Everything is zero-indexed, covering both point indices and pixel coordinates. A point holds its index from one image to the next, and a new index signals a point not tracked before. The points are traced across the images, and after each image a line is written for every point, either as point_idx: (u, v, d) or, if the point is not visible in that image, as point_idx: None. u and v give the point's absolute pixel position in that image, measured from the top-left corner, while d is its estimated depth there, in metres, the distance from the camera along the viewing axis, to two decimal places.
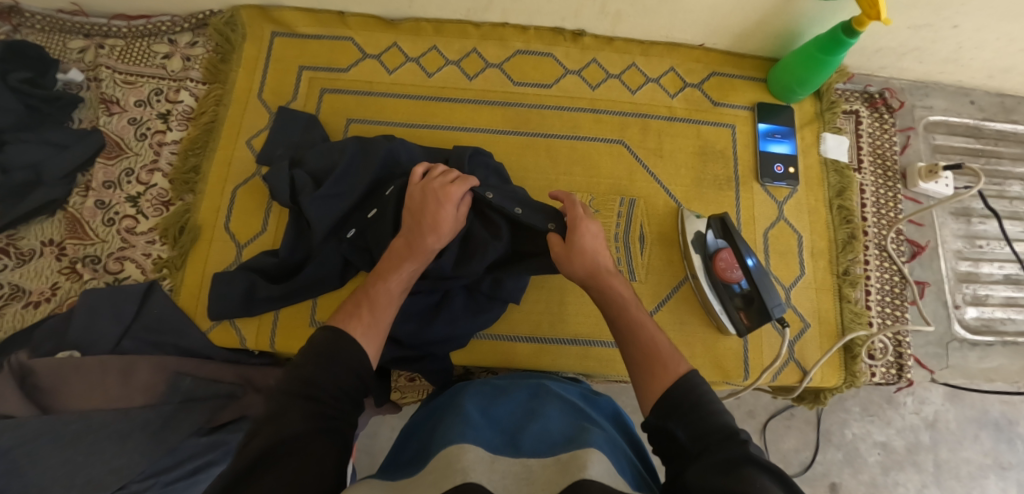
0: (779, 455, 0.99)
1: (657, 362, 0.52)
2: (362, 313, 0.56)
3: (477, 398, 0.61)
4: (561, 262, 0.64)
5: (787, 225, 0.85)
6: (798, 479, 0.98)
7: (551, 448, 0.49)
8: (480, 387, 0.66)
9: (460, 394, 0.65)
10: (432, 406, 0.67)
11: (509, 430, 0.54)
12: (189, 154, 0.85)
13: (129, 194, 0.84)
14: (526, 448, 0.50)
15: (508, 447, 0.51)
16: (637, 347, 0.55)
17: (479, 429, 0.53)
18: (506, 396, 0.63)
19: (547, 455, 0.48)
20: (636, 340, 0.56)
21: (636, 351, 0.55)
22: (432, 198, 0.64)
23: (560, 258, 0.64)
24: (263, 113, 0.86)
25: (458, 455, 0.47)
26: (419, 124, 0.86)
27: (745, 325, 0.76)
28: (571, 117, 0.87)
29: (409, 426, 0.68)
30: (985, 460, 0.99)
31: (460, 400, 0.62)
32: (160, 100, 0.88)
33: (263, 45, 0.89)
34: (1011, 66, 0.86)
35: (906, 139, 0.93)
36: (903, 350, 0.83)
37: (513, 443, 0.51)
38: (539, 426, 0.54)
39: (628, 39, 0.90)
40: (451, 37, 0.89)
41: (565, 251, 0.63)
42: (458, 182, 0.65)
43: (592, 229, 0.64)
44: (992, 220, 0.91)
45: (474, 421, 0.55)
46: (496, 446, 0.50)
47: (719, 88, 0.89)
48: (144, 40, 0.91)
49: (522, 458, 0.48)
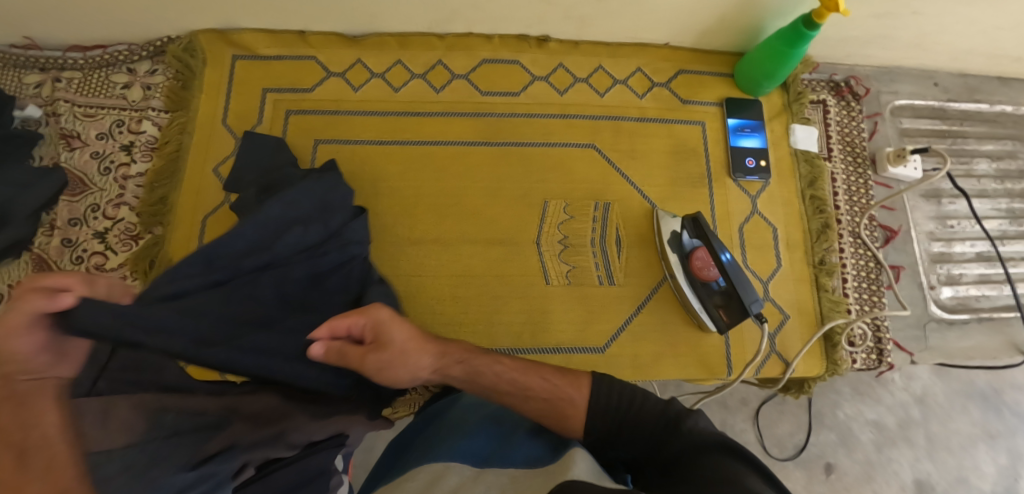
0: (774, 440, 0.99)
1: (562, 406, 0.55)
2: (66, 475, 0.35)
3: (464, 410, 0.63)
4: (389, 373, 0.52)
5: (761, 219, 0.86)
6: (793, 461, 0.98)
7: (535, 461, 0.51)
8: (468, 396, 0.67)
9: (447, 406, 0.65)
10: (420, 415, 0.68)
11: (495, 441, 0.56)
12: (155, 186, 0.83)
13: (95, 230, 0.82)
14: (511, 461, 0.52)
15: (494, 459, 0.52)
16: (538, 401, 0.56)
17: (466, 445, 0.55)
18: (492, 405, 0.64)
19: (530, 467, 0.50)
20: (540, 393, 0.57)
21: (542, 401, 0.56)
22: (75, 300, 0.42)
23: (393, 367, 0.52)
24: (229, 139, 0.85)
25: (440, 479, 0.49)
26: (389, 140, 0.85)
27: (725, 321, 0.77)
28: (542, 123, 0.87)
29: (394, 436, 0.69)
30: (974, 430, 1.01)
31: (448, 413, 0.63)
32: (122, 132, 0.86)
33: (224, 70, 0.88)
34: (972, 47, 0.87)
35: (874, 125, 0.93)
36: (882, 335, 0.84)
37: (500, 456, 0.53)
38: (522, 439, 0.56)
39: (594, 42, 0.89)
40: (416, 50, 0.88)
41: (390, 359, 0.52)
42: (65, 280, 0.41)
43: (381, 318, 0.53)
44: (961, 199, 0.92)
45: (462, 437, 0.56)
46: (483, 460, 0.52)
47: (687, 86, 0.89)
48: (103, 71, 0.89)
49: (508, 471, 0.50)
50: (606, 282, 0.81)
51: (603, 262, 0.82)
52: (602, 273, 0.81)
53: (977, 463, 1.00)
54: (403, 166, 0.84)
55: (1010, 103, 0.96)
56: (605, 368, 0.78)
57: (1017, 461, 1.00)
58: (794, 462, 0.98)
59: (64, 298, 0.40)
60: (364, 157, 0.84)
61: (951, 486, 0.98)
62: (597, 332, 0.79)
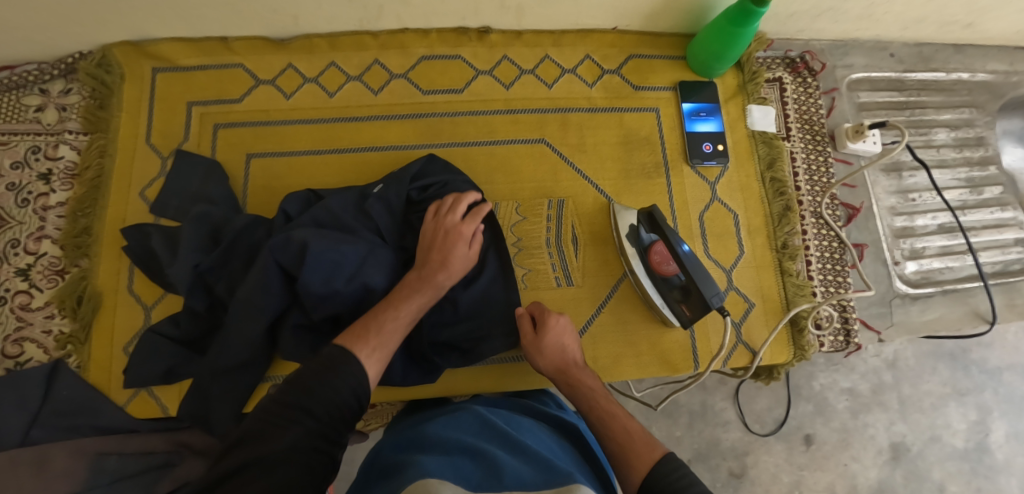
0: (754, 416, 0.98)
1: (632, 451, 0.54)
2: (367, 336, 0.55)
3: (454, 430, 0.58)
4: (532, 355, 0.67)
5: (721, 206, 0.83)
6: (775, 436, 0.98)
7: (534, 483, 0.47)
8: (455, 416, 0.62)
9: (435, 425, 0.60)
10: (404, 434, 0.62)
11: (489, 454, 0.51)
12: (78, 215, 0.78)
13: (17, 267, 0.76)
14: (511, 479, 0.47)
15: (490, 479, 0.47)
16: (612, 436, 0.57)
17: (459, 462, 0.49)
18: (482, 426, 0.59)
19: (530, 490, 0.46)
20: (617, 425, 0.58)
21: (615, 443, 0.56)
22: (444, 238, 0.66)
23: (531, 351, 0.67)
24: (155, 159, 0.80)
25: (440, 483, 0.43)
26: (325, 149, 0.81)
27: (686, 314, 0.73)
28: (486, 121, 0.83)
29: (372, 451, 0.61)
30: (945, 390, 1.01)
31: (433, 430, 0.58)
32: (38, 159, 0.80)
33: (145, 84, 0.82)
34: (923, 16, 0.84)
35: (831, 101, 0.91)
36: (848, 315, 0.83)
37: (497, 475, 0.47)
38: (517, 460, 0.51)
39: (537, 31, 0.85)
40: (349, 51, 0.83)
41: (536, 343, 0.67)
42: (468, 219, 0.68)
43: (563, 322, 0.69)
44: (920, 172, 0.91)
45: (453, 454, 0.51)
46: (477, 482, 0.47)
47: (637, 71, 0.86)
48: (11, 93, 0.81)
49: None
50: (564, 284, 0.78)
51: (560, 263, 0.79)
52: (559, 274, 0.78)
53: (949, 421, 1.01)
54: (342, 177, 0.80)
55: (965, 70, 0.95)
56: None
57: (987, 416, 1.01)
58: (775, 436, 0.98)
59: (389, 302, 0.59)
60: (301, 169, 0.80)
61: (925, 446, 0.99)
62: None
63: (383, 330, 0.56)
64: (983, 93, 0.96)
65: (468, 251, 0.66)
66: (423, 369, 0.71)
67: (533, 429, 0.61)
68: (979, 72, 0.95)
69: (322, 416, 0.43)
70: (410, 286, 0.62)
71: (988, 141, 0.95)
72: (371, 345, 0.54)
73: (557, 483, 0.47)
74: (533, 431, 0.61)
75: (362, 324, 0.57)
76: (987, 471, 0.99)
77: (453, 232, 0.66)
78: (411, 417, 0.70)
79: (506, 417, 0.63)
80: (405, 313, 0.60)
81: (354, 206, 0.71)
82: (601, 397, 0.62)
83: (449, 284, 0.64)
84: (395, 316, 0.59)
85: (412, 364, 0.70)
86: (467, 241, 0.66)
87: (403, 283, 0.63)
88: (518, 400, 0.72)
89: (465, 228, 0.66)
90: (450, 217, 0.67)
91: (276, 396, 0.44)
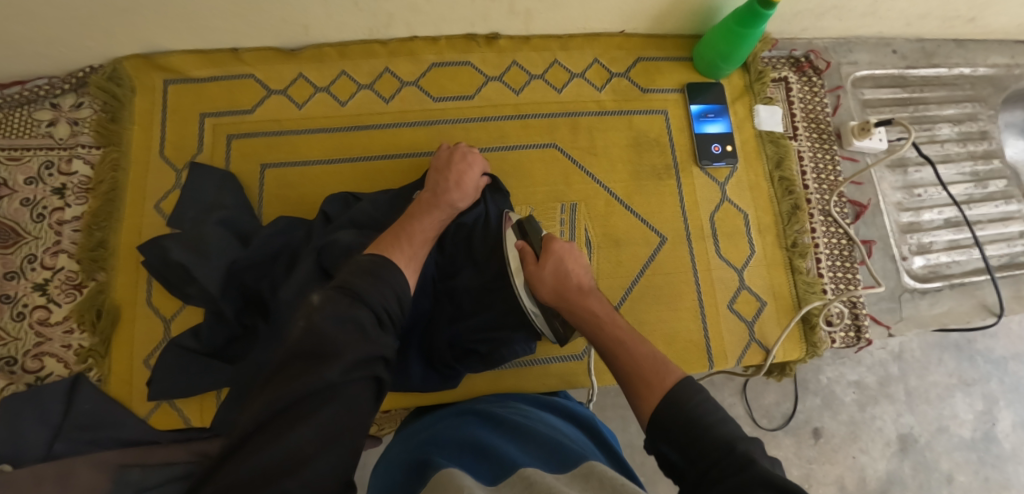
0: (761, 411, 0.99)
1: (644, 378, 0.49)
2: (403, 245, 0.60)
3: (469, 428, 0.59)
4: (534, 283, 0.64)
5: (731, 206, 0.84)
6: (783, 430, 0.99)
7: (549, 467, 0.48)
8: (472, 416, 0.63)
9: (449, 426, 0.61)
10: (417, 436, 0.62)
11: (504, 449, 0.52)
12: (93, 229, 0.78)
13: (35, 282, 0.77)
14: (527, 466, 0.48)
15: (507, 473, 0.48)
16: (624, 365, 0.52)
17: (472, 462, 0.50)
18: (497, 421, 0.60)
19: (548, 473, 0.47)
20: (623, 346, 0.54)
21: (624, 364, 0.52)
22: (461, 161, 0.73)
23: (533, 278, 0.64)
24: (168, 171, 0.80)
25: (460, 475, 0.44)
26: (339, 158, 0.81)
27: (562, 330, 0.69)
28: (497, 126, 0.83)
29: (388, 453, 0.62)
30: (951, 381, 1.03)
31: (448, 431, 0.59)
32: (52, 174, 0.80)
33: (156, 97, 0.82)
34: (926, 12, 0.85)
35: (836, 98, 0.92)
36: (859, 311, 0.84)
37: (511, 467, 0.49)
38: (532, 449, 0.52)
39: (545, 35, 0.85)
40: (359, 59, 0.84)
41: (538, 270, 0.64)
42: (477, 156, 0.75)
43: (562, 249, 0.65)
44: (926, 166, 0.92)
45: (464, 456, 0.52)
46: (494, 475, 0.48)
47: (645, 73, 0.86)
48: (22, 109, 0.82)
49: (522, 476, 0.46)
50: None
51: None
52: None
53: (955, 412, 1.02)
54: (356, 184, 0.80)
55: (968, 64, 0.96)
56: (585, 375, 0.78)
57: (993, 406, 1.02)
58: (783, 431, 0.99)
59: (442, 157, 0.74)
60: (316, 178, 0.80)
61: (932, 437, 1.00)
62: (571, 340, 0.79)
63: (414, 239, 0.62)
64: (985, 87, 0.97)
65: (478, 178, 0.73)
66: (443, 375, 0.72)
67: (546, 420, 0.63)
68: (981, 66, 0.96)
69: (365, 344, 0.45)
70: (426, 203, 0.67)
71: (992, 135, 0.96)
72: (404, 253, 0.59)
73: (572, 461, 0.49)
74: (548, 421, 0.62)
75: (393, 232, 0.61)
76: (995, 461, 1.00)
77: (472, 180, 0.72)
78: (423, 419, 0.70)
79: (515, 412, 0.64)
80: (428, 225, 0.65)
81: (386, 208, 0.74)
82: (604, 322, 0.58)
83: (461, 205, 0.70)
84: (421, 229, 0.64)
85: (432, 370, 0.72)
86: (479, 170, 0.73)
87: (418, 201, 0.68)
88: (525, 392, 0.73)
89: (469, 176, 0.72)
90: (461, 160, 0.73)
91: (316, 321, 0.45)
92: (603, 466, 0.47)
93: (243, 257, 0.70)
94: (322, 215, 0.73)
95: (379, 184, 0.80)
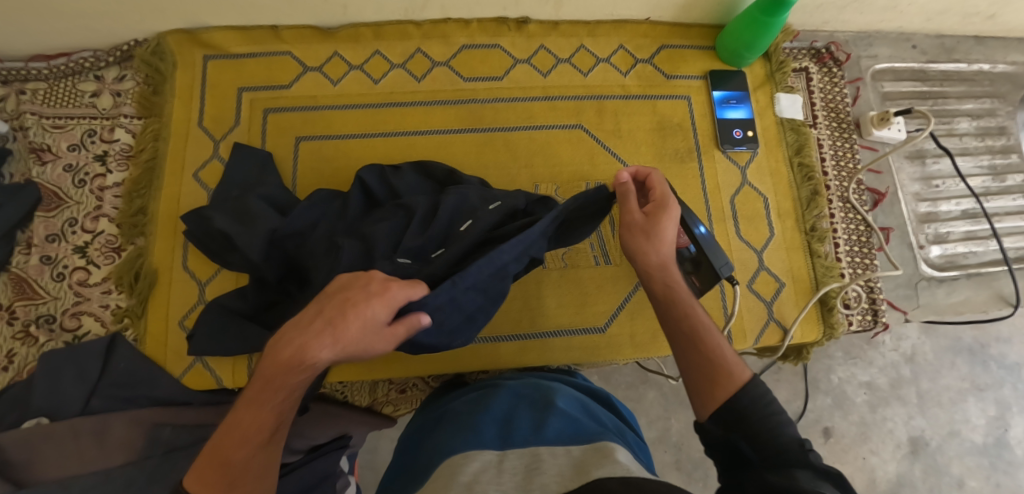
0: None
1: (717, 370, 0.51)
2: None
3: (482, 396, 0.60)
4: (637, 239, 0.57)
5: (752, 189, 0.86)
6: None
7: (561, 440, 0.49)
8: (486, 384, 0.64)
9: (464, 397, 0.63)
10: (433, 412, 0.64)
11: (516, 420, 0.53)
12: (134, 196, 0.81)
13: (75, 245, 0.79)
14: (537, 439, 0.49)
15: (519, 443, 0.49)
16: (693, 352, 0.53)
17: (484, 425, 0.53)
18: (511, 388, 0.61)
19: (560, 446, 0.48)
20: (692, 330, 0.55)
21: (690, 351, 0.54)
22: (339, 315, 0.43)
23: (636, 238, 0.57)
24: (207, 142, 0.83)
25: (462, 465, 0.46)
26: (372, 133, 0.84)
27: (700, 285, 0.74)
28: (525, 107, 0.86)
29: (407, 434, 0.65)
30: (963, 384, 1.03)
31: (461, 403, 0.61)
32: (94, 142, 0.83)
33: (196, 71, 0.85)
34: (945, 7, 0.88)
35: (856, 90, 0.95)
36: (876, 296, 0.85)
37: (524, 439, 0.50)
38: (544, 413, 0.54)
39: (573, 22, 0.88)
40: (393, 40, 0.86)
41: (645, 229, 0.57)
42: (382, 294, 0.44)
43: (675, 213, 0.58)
44: (944, 159, 0.94)
45: (481, 418, 0.54)
46: (502, 446, 0.49)
47: (669, 61, 0.89)
48: (69, 79, 0.85)
49: (533, 449, 0.48)
50: (602, 263, 0.81)
51: (597, 241, 0.82)
52: (597, 252, 0.81)
53: (968, 416, 1.02)
54: (387, 159, 0.83)
55: (986, 61, 0.98)
56: (608, 348, 0.79)
57: (1005, 412, 1.02)
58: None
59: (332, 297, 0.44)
60: (350, 152, 0.83)
61: (944, 440, 1.01)
62: (595, 312, 0.79)
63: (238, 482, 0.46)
64: (1004, 83, 0.98)
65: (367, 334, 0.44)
66: None
67: (564, 390, 0.63)
68: (1000, 63, 0.98)
69: None
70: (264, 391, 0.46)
71: (1010, 131, 0.97)
72: None
73: (588, 439, 0.48)
74: (565, 390, 0.63)
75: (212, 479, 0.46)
76: (1006, 467, 1.00)
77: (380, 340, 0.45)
78: (442, 395, 0.72)
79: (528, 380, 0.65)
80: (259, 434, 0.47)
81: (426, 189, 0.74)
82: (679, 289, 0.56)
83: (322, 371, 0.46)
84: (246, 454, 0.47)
85: None
86: (367, 327, 0.43)
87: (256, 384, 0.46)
88: (546, 371, 0.73)
89: (376, 305, 0.43)
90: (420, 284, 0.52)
91: None
92: (615, 445, 0.47)
93: (280, 223, 0.70)
94: (359, 182, 0.74)
95: (410, 159, 0.83)
